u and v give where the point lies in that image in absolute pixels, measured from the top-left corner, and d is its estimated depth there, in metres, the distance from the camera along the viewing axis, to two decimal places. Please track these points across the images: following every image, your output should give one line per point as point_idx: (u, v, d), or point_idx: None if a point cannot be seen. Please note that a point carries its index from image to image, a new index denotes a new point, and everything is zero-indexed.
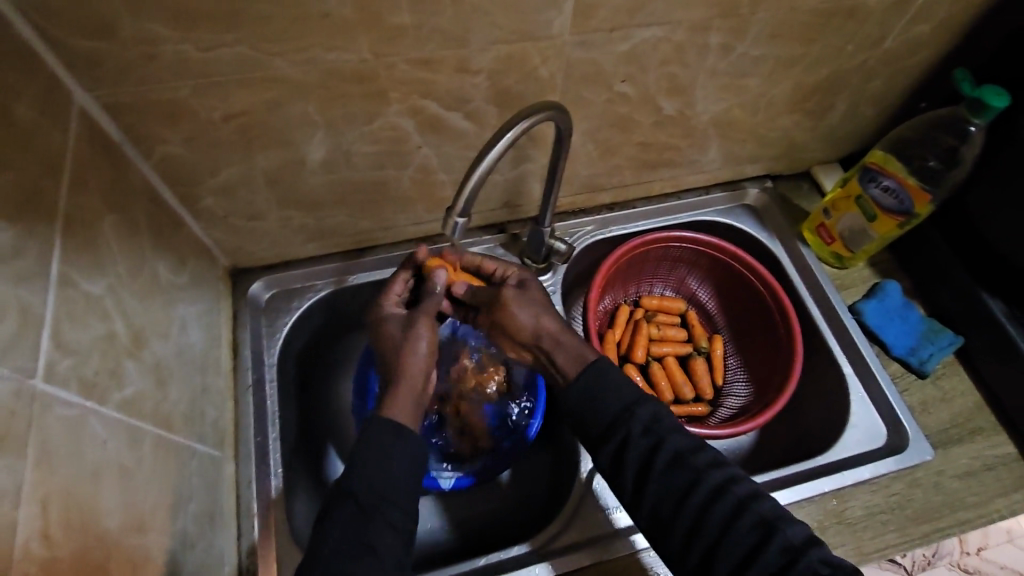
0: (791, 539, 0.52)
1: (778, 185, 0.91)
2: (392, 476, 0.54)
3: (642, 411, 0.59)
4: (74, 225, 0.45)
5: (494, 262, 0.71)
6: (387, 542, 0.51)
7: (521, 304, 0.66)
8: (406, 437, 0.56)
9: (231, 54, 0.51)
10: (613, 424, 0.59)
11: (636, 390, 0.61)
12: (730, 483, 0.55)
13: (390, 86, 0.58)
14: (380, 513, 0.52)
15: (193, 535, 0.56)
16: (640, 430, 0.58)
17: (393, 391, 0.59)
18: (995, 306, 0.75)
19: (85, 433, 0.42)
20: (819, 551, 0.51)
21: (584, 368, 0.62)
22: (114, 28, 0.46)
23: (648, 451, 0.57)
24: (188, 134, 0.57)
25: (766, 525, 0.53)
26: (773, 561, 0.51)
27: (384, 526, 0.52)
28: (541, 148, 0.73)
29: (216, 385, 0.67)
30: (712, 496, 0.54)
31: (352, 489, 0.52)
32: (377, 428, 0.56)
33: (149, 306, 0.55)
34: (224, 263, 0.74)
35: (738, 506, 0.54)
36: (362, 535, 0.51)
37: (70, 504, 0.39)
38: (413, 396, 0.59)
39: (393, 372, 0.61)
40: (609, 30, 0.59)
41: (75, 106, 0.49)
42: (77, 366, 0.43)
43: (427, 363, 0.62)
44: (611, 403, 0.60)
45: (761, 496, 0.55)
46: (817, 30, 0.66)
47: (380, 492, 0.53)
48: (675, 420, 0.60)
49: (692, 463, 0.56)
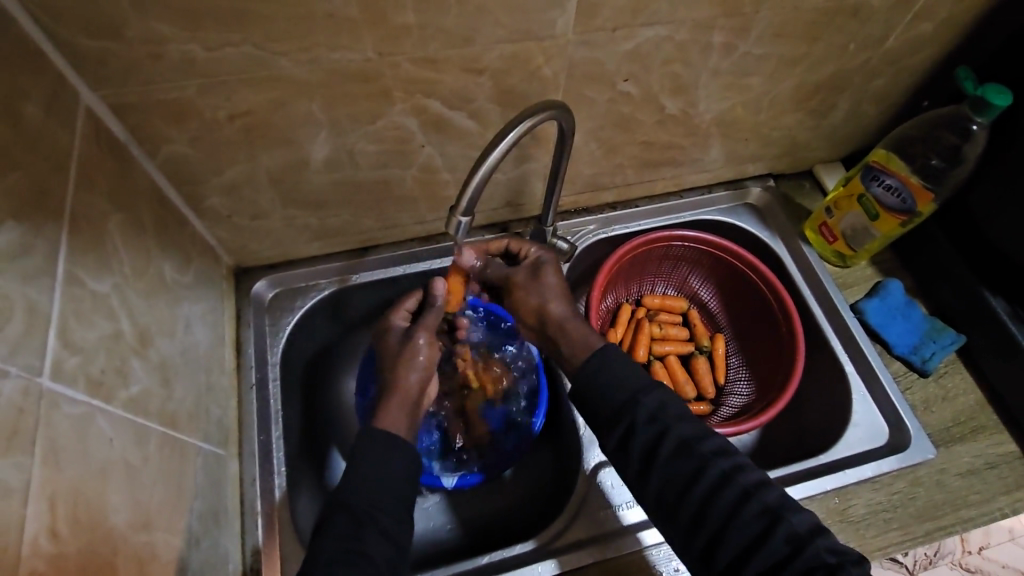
0: (796, 529, 0.52)
1: (780, 184, 0.91)
2: (388, 483, 0.55)
3: (647, 399, 0.59)
4: (81, 224, 0.46)
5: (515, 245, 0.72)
6: (381, 549, 0.52)
7: (534, 288, 0.69)
8: (400, 447, 0.57)
9: (237, 54, 0.51)
10: (619, 411, 0.59)
11: (641, 379, 0.61)
12: (735, 472, 0.55)
13: (393, 85, 0.58)
14: (369, 522, 0.52)
15: (198, 532, 0.56)
16: (645, 417, 0.58)
17: (385, 405, 0.61)
18: (997, 304, 0.75)
19: (92, 431, 0.42)
20: (826, 540, 0.51)
21: (592, 353, 0.63)
22: (120, 28, 0.47)
23: (654, 439, 0.57)
24: (194, 133, 0.57)
25: (771, 513, 0.53)
26: (779, 548, 0.51)
27: (375, 534, 0.52)
28: (544, 147, 0.73)
29: (220, 384, 0.67)
30: (719, 483, 0.55)
31: (347, 500, 0.53)
32: (370, 438, 0.57)
33: (155, 305, 0.56)
34: (228, 262, 0.75)
35: (743, 494, 0.54)
36: (352, 545, 0.51)
37: (77, 501, 0.39)
38: (407, 409, 0.61)
39: (390, 382, 0.63)
40: (612, 30, 0.59)
41: (82, 107, 0.50)
42: (84, 365, 0.43)
43: (422, 377, 0.63)
44: (616, 395, 0.60)
45: (768, 486, 0.55)
46: (820, 29, 0.66)
47: (370, 502, 0.53)
48: (680, 408, 0.60)
49: (698, 450, 0.57)
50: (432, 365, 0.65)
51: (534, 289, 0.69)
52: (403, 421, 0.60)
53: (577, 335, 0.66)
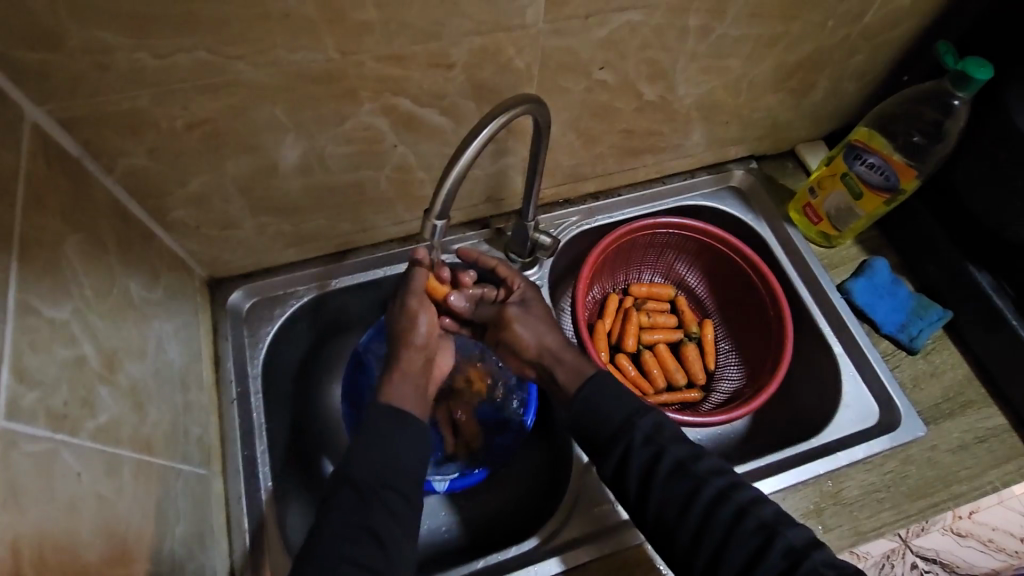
0: (792, 543, 0.53)
1: (763, 165, 0.90)
2: (395, 461, 0.57)
3: (642, 421, 0.60)
4: (33, 249, 0.43)
5: (504, 269, 0.71)
6: (390, 528, 0.54)
7: (528, 326, 0.68)
8: (405, 420, 0.59)
9: (190, 59, 0.48)
10: (616, 435, 0.60)
11: (637, 399, 0.62)
12: (730, 489, 0.57)
13: (359, 84, 0.56)
14: (377, 499, 0.55)
15: (181, 558, 0.54)
16: (641, 439, 0.59)
17: (391, 381, 0.63)
18: (982, 278, 0.75)
19: (56, 467, 0.40)
20: (823, 554, 0.53)
21: (584, 381, 0.64)
22: (60, 38, 0.44)
23: (650, 459, 0.59)
24: (152, 144, 0.54)
25: (766, 529, 0.54)
26: (775, 564, 0.52)
27: (382, 514, 0.54)
28: (521, 140, 0.71)
29: (199, 401, 0.65)
30: (714, 503, 0.56)
31: (353, 475, 0.55)
32: (379, 412, 0.59)
33: (120, 326, 0.53)
34: (200, 273, 0.72)
35: (739, 511, 0.55)
36: (364, 519, 0.53)
37: (44, 543, 0.37)
38: (413, 386, 0.63)
39: (393, 362, 0.65)
40: (585, 17, 0.57)
41: (27, 122, 0.47)
42: (44, 398, 0.41)
43: (421, 357, 0.66)
44: (610, 415, 0.61)
45: (763, 502, 0.56)
46: (797, 7, 0.65)
47: (377, 479, 0.55)
48: (675, 429, 0.61)
49: (694, 471, 0.58)
50: (427, 347, 0.66)
51: (525, 326, 0.68)
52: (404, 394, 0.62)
53: (575, 364, 0.66)
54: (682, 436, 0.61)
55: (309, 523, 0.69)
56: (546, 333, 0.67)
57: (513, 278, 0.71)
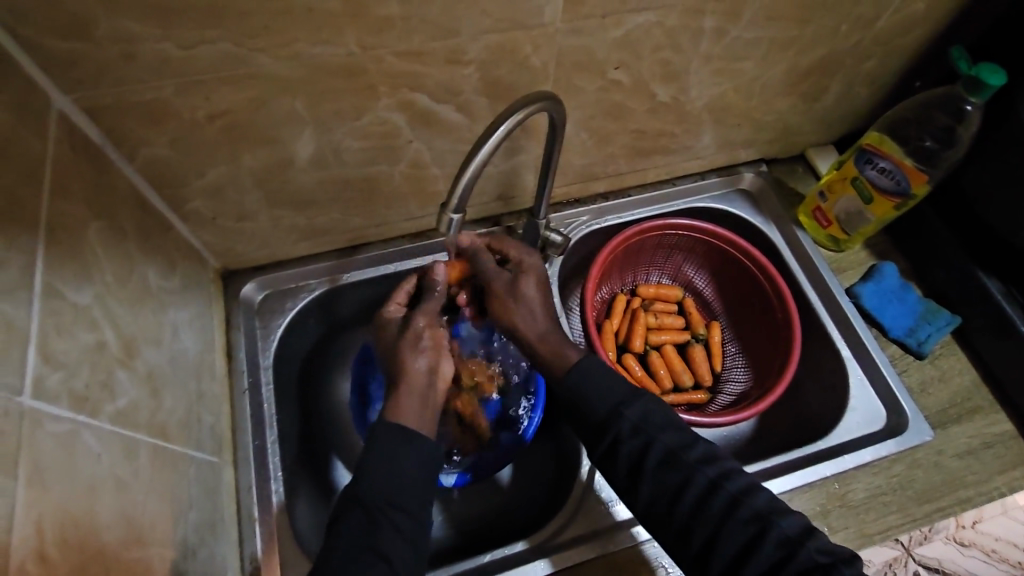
0: (787, 532, 0.53)
1: (773, 168, 0.90)
2: (403, 476, 0.56)
3: (629, 411, 0.60)
4: (59, 234, 0.44)
5: (502, 243, 0.69)
6: (396, 545, 0.53)
7: (522, 304, 0.65)
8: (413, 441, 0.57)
9: (214, 51, 0.49)
10: (603, 424, 0.60)
11: (626, 385, 0.62)
12: (722, 480, 0.57)
13: (379, 79, 0.57)
14: (385, 517, 0.54)
15: (194, 543, 0.55)
16: (629, 429, 0.59)
17: (396, 398, 0.60)
18: (992, 286, 0.75)
19: (78, 448, 0.41)
20: (816, 542, 0.53)
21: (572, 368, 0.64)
22: (89, 27, 0.45)
23: (640, 451, 0.59)
24: (174, 135, 0.55)
25: (759, 520, 0.54)
26: (770, 554, 0.53)
27: (391, 529, 0.54)
28: (534, 139, 0.71)
29: (211, 390, 0.66)
30: (707, 492, 0.56)
31: (362, 497, 0.54)
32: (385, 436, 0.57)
33: (138, 313, 0.54)
34: (214, 264, 0.73)
35: (732, 502, 0.55)
36: (373, 545, 0.53)
37: (65, 522, 0.38)
38: (419, 400, 0.60)
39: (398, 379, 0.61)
40: (602, 16, 0.58)
41: (53, 110, 0.48)
42: (67, 380, 0.42)
43: (432, 370, 0.62)
44: (598, 404, 0.61)
45: (755, 492, 0.56)
46: (811, 11, 0.65)
47: (383, 494, 0.55)
48: (664, 417, 0.61)
49: (685, 460, 0.58)
50: (438, 348, 0.63)
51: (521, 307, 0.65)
52: (416, 413, 0.59)
53: (556, 346, 0.64)
54: (676, 426, 0.61)
55: (316, 516, 0.69)
56: (513, 310, 0.65)
57: (510, 250, 0.68)
